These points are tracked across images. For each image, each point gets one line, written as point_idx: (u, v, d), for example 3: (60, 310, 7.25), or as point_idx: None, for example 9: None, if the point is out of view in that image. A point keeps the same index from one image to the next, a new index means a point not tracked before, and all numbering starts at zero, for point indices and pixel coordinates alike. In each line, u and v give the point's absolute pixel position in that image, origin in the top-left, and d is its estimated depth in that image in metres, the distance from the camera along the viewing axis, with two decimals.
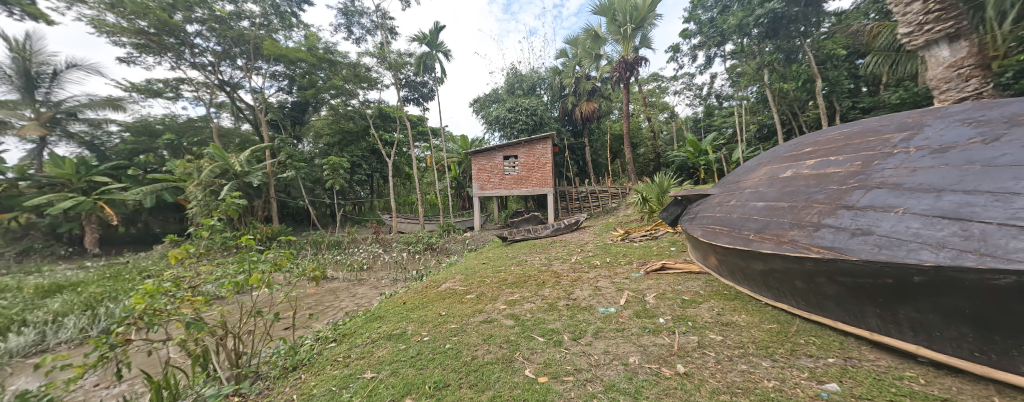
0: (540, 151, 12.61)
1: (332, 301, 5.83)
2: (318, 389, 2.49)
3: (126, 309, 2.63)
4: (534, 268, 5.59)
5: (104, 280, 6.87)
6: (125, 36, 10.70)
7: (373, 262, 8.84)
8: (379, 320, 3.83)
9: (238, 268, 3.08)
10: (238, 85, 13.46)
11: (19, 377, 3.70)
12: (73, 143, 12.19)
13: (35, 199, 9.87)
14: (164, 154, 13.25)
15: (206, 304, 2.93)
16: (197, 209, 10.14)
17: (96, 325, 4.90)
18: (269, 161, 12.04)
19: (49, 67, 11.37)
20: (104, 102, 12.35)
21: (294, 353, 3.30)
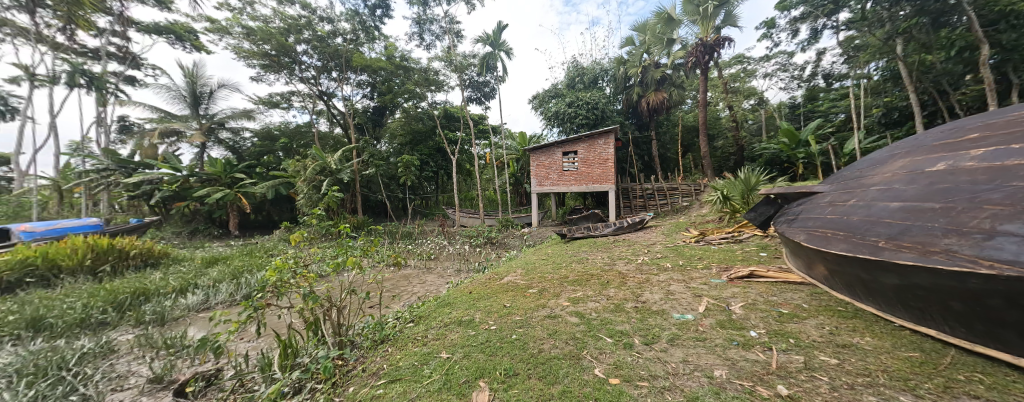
0: (601, 146, 11.99)
1: (404, 286, 6.46)
2: (404, 362, 2.80)
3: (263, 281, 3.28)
4: (596, 267, 5.43)
5: (242, 256, 8.72)
6: (256, 59, 13.29)
7: (439, 252, 9.54)
8: (449, 306, 4.13)
9: (337, 252, 3.59)
10: (333, 94, 15.64)
11: (192, 324, 4.95)
12: (222, 147, 15.63)
13: (198, 190, 12.98)
14: (280, 155, 16.12)
15: (316, 280, 3.47)
16: (303, 201, 12.14)
17: (237, 290, 6.22)
18: (355, 160, 13.80)
19: (208, 88, 14.68)
20: (241, 113, 15.47)
21: (381, 328, 3.76)
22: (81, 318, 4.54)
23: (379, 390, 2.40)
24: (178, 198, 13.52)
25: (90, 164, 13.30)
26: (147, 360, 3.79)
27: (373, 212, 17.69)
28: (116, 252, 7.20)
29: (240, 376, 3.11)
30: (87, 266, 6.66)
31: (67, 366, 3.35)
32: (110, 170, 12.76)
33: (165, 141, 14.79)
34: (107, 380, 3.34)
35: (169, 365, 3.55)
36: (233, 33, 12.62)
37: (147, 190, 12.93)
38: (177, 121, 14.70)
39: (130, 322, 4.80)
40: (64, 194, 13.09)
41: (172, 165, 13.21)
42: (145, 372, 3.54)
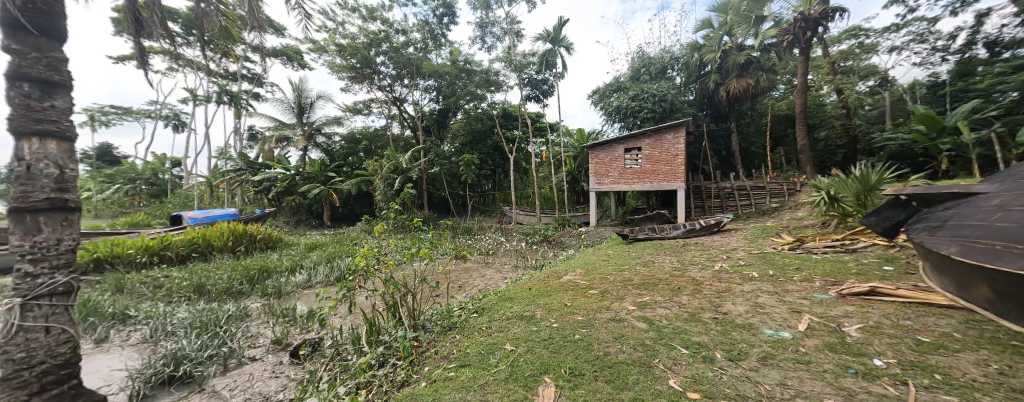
0: (669, 142, 11.09)
1: (464, 279, 6.80)
2: (471, 349, 2.97)
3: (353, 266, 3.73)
4: (663, 271, 5.05)
5: (333, 243, 10.13)
6: (345, 72, 15.23)
7: (497, 248, 9.82)
8: (510, 300, 4.23)
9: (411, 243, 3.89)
10: (404, 100, 17.10)
11: (298, 298, 5.93)
12: (318, 150, 18.28)
13: (300, 187, 15.37)
14: (361, 155, 18.24)
15: (393, 267, 3.82)
16: (380, 197, 13.56)
17: (331, 272, 7.21)
18: (422, 160, 14.87)
19: (308, 99, 17.29)
20: (333, 120, 17.88)
21: (449, 315, 4.02)
22: (226, 287, 5.78)
23: (452, 372, 2.58)
24: (286, 193, 16.18)
25: (228, 165, 16.71)
26: (270, 324, 4.66)
27: (437, 208, 18.95)
28: (248, 235, 8.96)
29: (337, 346, 3.64)
30: (228, 247, 8.41)
31: (221, 323, 4.31)
32: (239, 169, 15.74)
33: (278, 146, 17.83)
34: (245, 337, 4.21)
35: (286, 331, 4.32)
36: (328, 51, 14.67)
37: (266, 186, 15.76)
38: (286, 128, 17.63)
39: (257, 294, 5.95)
40: (212, 189, 16.65)
41: (283, 166, 15.91)
42: (269, 334, 4.36)
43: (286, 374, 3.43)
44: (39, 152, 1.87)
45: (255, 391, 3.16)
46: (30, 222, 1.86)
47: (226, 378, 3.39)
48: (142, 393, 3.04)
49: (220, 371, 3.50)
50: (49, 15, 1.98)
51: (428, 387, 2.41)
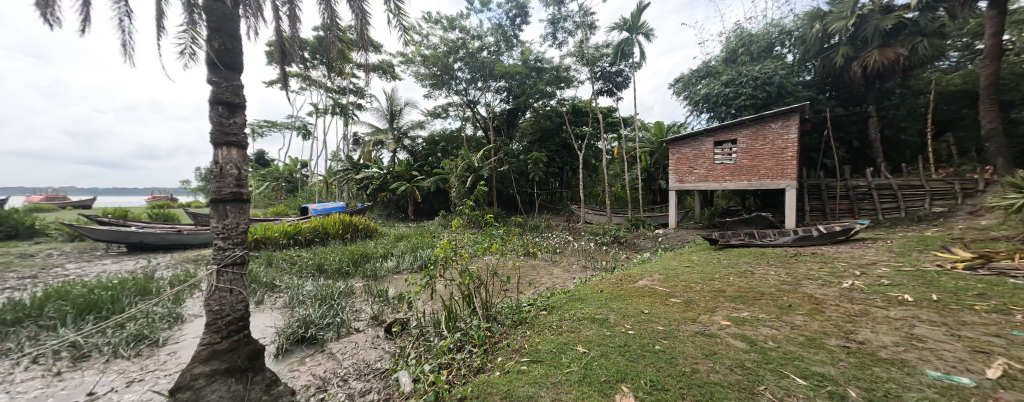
0: (774, 132, 9.45)
1: (533, 276, 6.85)
2: (543, 346, 2.97)
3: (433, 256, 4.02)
4: (766, 284, 4.31)
5: (416, 235, 11.24)
6: (428, 80, 16.71)
7: (564, 247, 9.67)
8: (581, 301, 4.11)
9: (484, 238, 3.99)
10: (477, 102, 17.98)
11: (389, 281, 6.76)
12: (404, 151, 20.49)
13: (391, 184, 17.44)
14: (439, 155, 19.78)
15: (467, 260, 4.02)
16: (455, 193, 14.55)
17: (415, 260, 8.00)
18: (492, 159, 15.39)
19: (398, 107, 19.50)
20: (417, 124, 19.83)
21: (519, 309, 4.08)
22: (336, 269, 6.96)
23: (524, 366, 2.63)
24: (380, 189, 18.54)
25: (338, 166, 19.91)
26: (369, 302, 5.42)
27: (507, 205, 19.49)
28: (352, 225, 10.56)
29: (421, 328, 4.03)
30: (339, 234, 10.08)
31: (334, 297, 5.17)
32: (346, 169, 18.59)
33: (375, 149, 20.51)
34: (351, 311, 4.97)
35: (381, 309, 4.95)
36: (415, 62, 16.32)
37: (365, 183, 18.34)
38: (380, 133, 20.19)
39: (359, 275, 6.95)
40: (326, 185, 20.04)
41: (377, 166, 18.24)
42: (368, 311, 5.08)
43: (381, 347, 3.95)
44: (226, 157, 2.42)
45: (360, 358, 3.70)
46: (222, 208, 2.42)
47: (339, 344, 4.08)
48: (284, 348, 3.86)
49: (334, 337, 4.22)
50: (230, 48, 2.52)
51: (502, 377, 2.51)
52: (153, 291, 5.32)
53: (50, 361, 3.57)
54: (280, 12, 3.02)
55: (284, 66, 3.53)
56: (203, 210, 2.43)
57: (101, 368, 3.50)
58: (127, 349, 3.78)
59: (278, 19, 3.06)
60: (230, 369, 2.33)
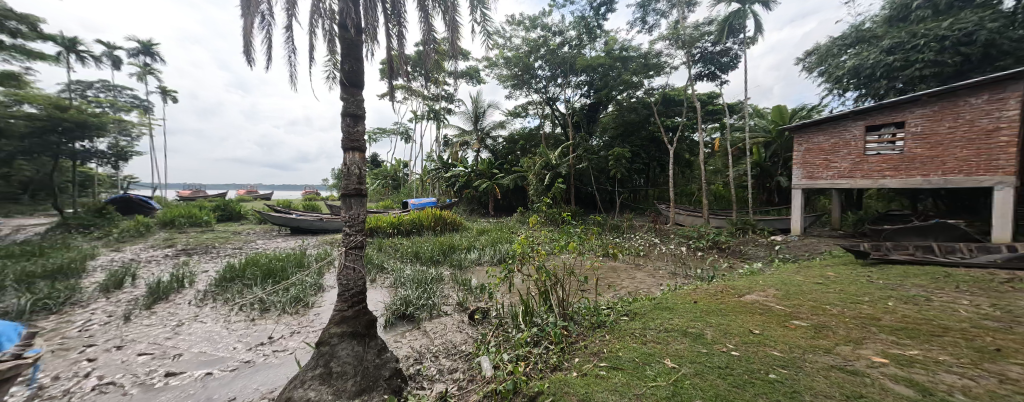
0: (972, 110, 6.96)
1: (612, 279, 6.50)
2: (625, 353, 2.82)
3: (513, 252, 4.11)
4: (949, 317, 3.21)
5: (496, 230, 11.82)
6: (509, 81, 17.32)
7: (650, 250, 8.93)
8: (669, 311, 3.72)
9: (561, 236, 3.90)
10: (557, 98, 17.84)
11: (473, 272, 7.29)
12: (486, 150, 21.69)
13: (474, 182, 18.70)
14: (518, 154, 20.24)
15: (545, 258, 3.98)
16: (533, 191, 14.75)
17: (495, 254, 8.40)
18: (571, 156, 15.01)
19: (482, 108, 20.74)
20: (499, 124, 20.76)
21: (597, 311, 3.91)
22: (428, 256, 7.86)
23: (604, 371, 2.54)
24: (465, 186, 20.03)
25: (430, 166, 22.21)
26: (456, 290, 5.92)
27: (585, 203, 18.89)
28: (442, 218, 11.70)
29: (500, 318, 4.23)
30: (431, 226, 11.30)
31: (428, 282, 5.83)
32: (437, 168, 20.61)
33: (461, 149, 22.18)
34: (441, 296, 5.52)
35: (465, 297, 5.38)
36: (498, 65, 17.06)
37: (452, 181, 20.04)
38: (466, 134, 21.79)
39: (447, 264, 7.67)
40: (421, 182, 22.58)
41: (463, 164, 19.72)
42: (455, 297, 5.57)
43: (466, 332, 4.29)
44: (353, 160, 2.94)
45: (448, 339, 4.09)
46: (349, 202, 2.96)
47: (432, 323, 4.59)
48: (390, 321, 4.54)
49: (428, 317, 4.76)
50: (353, 71, 3.03)
51: (580, 378, 2.47)
52: (305, 264, 6.87)
53: (247, 310, 4.95)
54: (389, 35, 3.49)
55: (393, 81, 4.08)
56: (337, 203, 3.01)
57: (275, 319, 4.71)
58: (290, 307, 5.00)
59: (388, 41, 3.54)
60: (354, 333, 2.82)
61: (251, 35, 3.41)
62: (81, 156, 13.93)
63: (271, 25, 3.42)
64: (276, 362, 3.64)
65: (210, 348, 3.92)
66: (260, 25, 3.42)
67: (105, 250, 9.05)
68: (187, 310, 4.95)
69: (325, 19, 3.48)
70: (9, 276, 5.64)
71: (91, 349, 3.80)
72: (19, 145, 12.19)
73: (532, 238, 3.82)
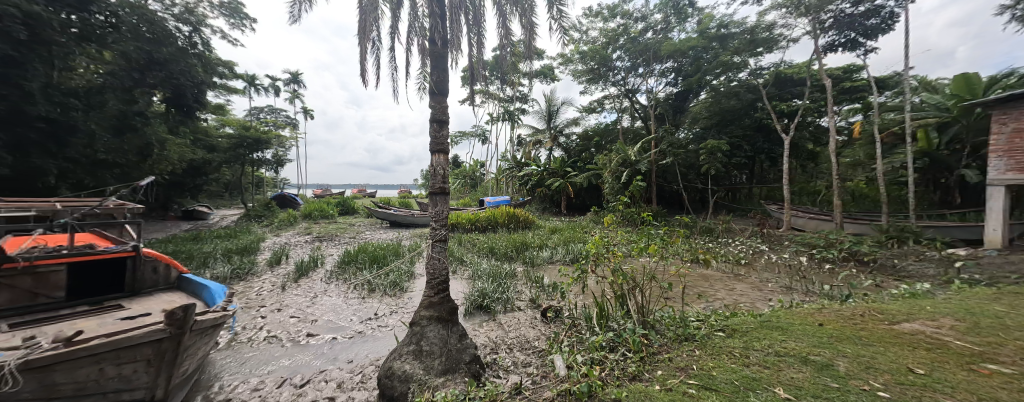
0: None
1: (702, 288, 5.80)
2: (718, 374, 2.42)
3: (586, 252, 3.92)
4: None
5: (569, 229, 11.61)
6: (585, 76, 16.84)
7: (753, 257, 7.68)
8: (781, 330, 3.08)
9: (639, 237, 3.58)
10: (638, 90, 16.62)
11: (546, 270, 7.33)
12: (559, 148, 21.49)
13: (547, 180, 18.73)
14: (593, 151, 19.42)
15: (621, 259, 3.63)
16: (608, 190, 14.03)
17: (568, 253, 8.28)
18: (653, 151, 13.75)
19: (556, 106, 20.70)
20: (572, 121, 20.41)
21: (683, 321, 3.47)
22: (503, 252, 8.21)
23: (693, 391, 2.24)
24: (538, 185, 20.19)
25: (505, 166, 23.01)
26: (529, 286, 6.03)
27: (669, 202, 17.22)
28: (516, 216, 12.04)
29: (573, 318, 4.15)
30: (505, 223, 11.76)
31: (502, 277, 6.08)
32: (511, 168, 21.25)
33: (534, 148, 22.40)
34: (515, 291, 5.71)
35: (538, 294, 5.45)
36: (573, 61, 16.76)
37: (525, 180, 20.42)
38: (539, 133, 21.92)
39: (520, 261, 7.90)
40: (496, 181, 23.56)
41: (536, 163, 19.89)
42: (528, 294, 5.69)
43: (539, 328, 4.34)
44: (439, 162, 3.25)
45: (522, 333, 4.21)
46: (436, 198, 3.26)
47: (507, 317, 4.78)
48: (469, 311, 4.90)
49: (502, 310, 4.98)
50: (440, 80, 3.33)
51: (663, 394, 2.25)
52: (401, 253, 7.87)
53: (360, 290, 5.91)
54: (471, 43, 3.72)
55: (473, 86, 4.34)
56: (425, 200, 3.34)
57: (380, 299, 5.51)
58: (390, 290, 5.79)
59: (469, 49, 3.78)
60: (440, 317, 3.11)
61: (363, 60, 4.04)
62: (252, 164, 18.45)
63: (379, 49, 3.99)
64: (381, 335, 4.27)
65: (335, 317, 4.81)
66: (370, 50, 4.03)
67: (268, 235, 11.86)
68: (319, 285, 6.17)
69: (417, 37, 3.88)
70: (217, 251, 7.86)
71: (262, 309, 5.06)
72: (218, 157, 16.76)
73: (608, 238, 3.61)
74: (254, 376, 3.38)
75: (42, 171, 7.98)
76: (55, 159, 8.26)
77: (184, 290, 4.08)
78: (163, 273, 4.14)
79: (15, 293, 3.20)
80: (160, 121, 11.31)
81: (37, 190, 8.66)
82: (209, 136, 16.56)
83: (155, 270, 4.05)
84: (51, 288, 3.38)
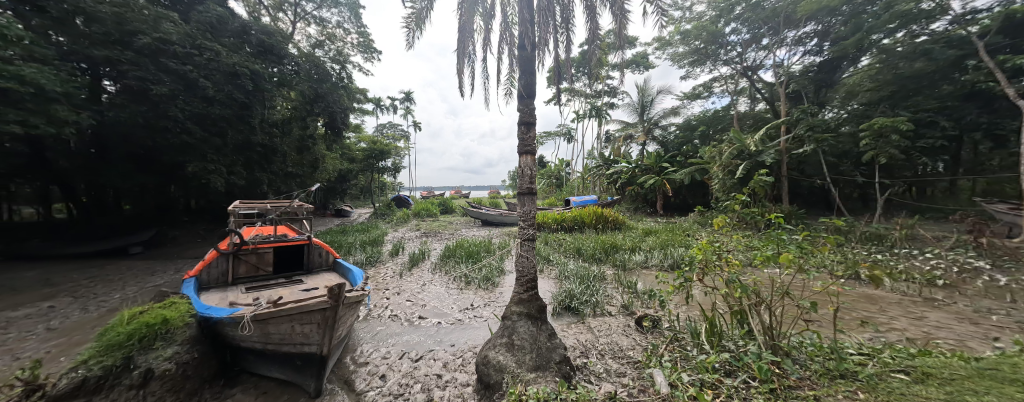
0: None
1: (864, 313, 4.44)
2: None
3: (691, 256, 3.41)
4: None
5: (667, 232, 10.42)
6: (687, 58, 14.97)
7: (953, 277, 5.51)
8: (1016, 387, 2.10)
9: (764, 244, 2.90)
10: (760, 66, 13.83)
11: (639, 275, 6.77)
12: (655, 142, 19.56)
13: (640, 178, 17.24)
14: (698, 142, 16.96)
15: (741, 269, 3.01)
16: (718, 187, 12.04)
17: (666, 258, 7.45)
18: (783, 137, 11.18)
19: (650, 97, 19.11)
20: (671, 111, 18.36)
21: (836, 351, 2.68)
22: (591, 253, 7.93)
23: None
24: (629, 183, 18.76)
25: (592, 164, 22.09)
26: (621, 291, 5.66)
27: (805, 201, 13.81)
28: (604, 216, 11.49)
29: (675, 332, 3.72)
30: (593, 224, 11.33)
31: (591, 279, 5.88)
32: (598, 166, 20.24)
33: (624, 144, 20.90)
34: (604, 295, 5.44)
35: (631, 301, 5.07)
36: (673, 44, 15.04)
37: (615, 178, 19.22)
38: (631, 127, 20.40)
39: (610, 263, 7.48)
40: (583, 180, 22.89)
41: (627, 160, 18.51)
42: (619, 299, 5.34)
43: (634, 337, 4.04)
44: (528, 164, 3.34)
45: (614, 340, 3.98)
46: (524, 199, 3.35)
47: (596, 321, 4.61)
48: (557, 311, 4.90)
49: (592, 314, 4.81)
50: (528, 83, 3.42)
51: None
52: (492, 250, 8.39)
53: (458, 281, 6.53)
54: (558, 43, 3.71)
55: (560, 86, 4.29)
56: (514, 200, 3.46)
57: (475, 292, 5.99)
58: (483, 284, 6.24)
59: (557, 49, 3.78)
60: (530, 315, 3.19)
61: (461, 72, 4.45)
62: (377, 171, 22.32)
63: (473, 62, 4.34)
64: (477, 325, 4.63)
65: (440, 304, 5.45)
66: (467, 63, 4.41)
67: (389, 230, 14.21)
68: (427, 275, 7.06)
69: (507, 45, 4.08)
70: (355, 242, 9.77)
71: (386, 291, 6.09)
72: (354, 166, 20.85)
73: (718, 244, 3.05)
74: (382, 346, 4.10)
75: (258, 181, 11.33)
76: (266, 172, 11.64)
77: (338, 271, 5.21)
78: (325, 257, 5.35)
79: (248, 265, 4.63)
80: (320, 141, 14.72)
81: (256, 194, 12.33)
82: (349, 150, 20.76)
83: (320, 254, 5.29)
84: (265, 263, 4.78)
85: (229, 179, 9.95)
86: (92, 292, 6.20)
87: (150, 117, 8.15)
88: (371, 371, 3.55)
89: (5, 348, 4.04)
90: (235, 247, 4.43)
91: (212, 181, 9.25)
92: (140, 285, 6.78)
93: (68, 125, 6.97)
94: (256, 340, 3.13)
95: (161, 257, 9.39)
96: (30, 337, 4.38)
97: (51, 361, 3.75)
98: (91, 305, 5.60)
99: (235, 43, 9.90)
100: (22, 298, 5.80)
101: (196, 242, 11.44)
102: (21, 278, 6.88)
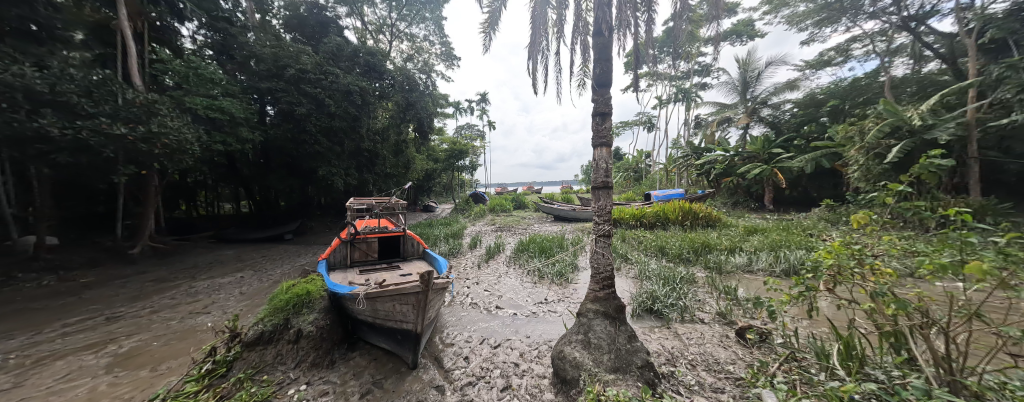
0: None
1: None
2: None
3: (816, 260, 2.76)
4: None
5: (779, 230, 8.69)
6: (811, 18, 12.21)
7: None
8: None
9: (936, 249, 2.17)
10: (932, 12, 10.39)
11: (738, 280, 5.84)
12: (762, 124, 16.48)
13: (741, 168, 14.77)
14: (826, 120, 13.59)
15: (896, 280, 2.30)
16: (857, 175, 9.52)
17: (776, 261, 6.23)
18: (972, 104, 8.13)
19: (756, 71, 16.34)
20: (786, 85, 15.21)
21: None
22: (677, 253, 7.15)
23: None
24: (726, 174, 16.26)
25: (677, 153, 19.85)
26: (715, 297, 4.98)
27: (1009, 192, 9.91)
28: (693, 212, 10.27)
29: (792, 350, 3.09)
30: (678, 220, 10.25)
31: (677, 281, 5.30)
32: (685, 155, 18.12)
33: (720, 128, 18.21)
34: (695, 300, 4.85)
35: (730, 309, 4.41)
36: (790, 3, 12.43)
37: (707, 169, 16.91)
38: (728, 109, 17.71)
39: (701, 265, 6.64)
40: (667, 173, 20.71)
41: (723, 147, 16.04)
42: (713, 305, 4.71)
43: (735, 349, 3.51)
44: (604, 156, 3.16)
45: (708, 351, 3.52)
46: (599, 194, 3.16)
47: (685, 327, 4.14)
48: (637, 312, 4.56)
49: (679, 319, 4.35)
50: (605, 71, 3.22)
51: None
52: (566, 246, 8.26)
53: (533, 275, 6.63)
54: (638, 23, 3.38)
55: (640, 70, 3.91)
56: (588, 195, 3.30)
57: (550, 287, 5.99)
58: (557, 279, 6.21)
59: (638, 29, 3.45)
60: (607, 314, 3.02)
61: (534, 69, 4.44)
62: (458, 169, 24.07)
63: (545, 56, 4.27)
64: (551, 319, 4.63)
65: (515, 296, 5.61)
66: (540, 59, 4.35)
67: (469, 224, 15.19)
68: (502, 268, 7.36)
69: (580, 34, 3.90)
70: (440, 235, 10.73)
71: (466, 281, 6.54)
72: (439, 166, 22.85)
73: (859, 246, 2.40)
74: (465, 330, 4.44)
75: (366, 181, 13.35)
76: (371, 173, 13.64)
77: (427, 259, 5.81)
78: (416, 246, 6.04)
79: (360, 251, 5.52)
80: (411, 144, 16.56)
81: (364, 192, 14.56)
82: (434, 151, 22.83)
83: (412, 245, 5.99)
84: (372, 251, 5.63)
85: (346, 180, 11.97)
86: (264, 268, 8.26)
87: (295, 132, 10.44)
88: (456, 352, 3.87)
89: (219, 304, 5.67)
90: (350, 236, 5.33)
91: (335, 181, 11.23)
92: (292, 264, 8.74)
93: (248, 141, 9.40)
94: (367, 313, 3.72)
95: (303, 243, 11.91)
96: (232, 297, 6.06)
97: (243, 316, 5.12)
98: (262, 277, 7.45)
99: (349, 66, 11.81)
100: (226, 269, 8.05)
101: (324, 231, 14.10)
102: (224, 255, 9.57)
